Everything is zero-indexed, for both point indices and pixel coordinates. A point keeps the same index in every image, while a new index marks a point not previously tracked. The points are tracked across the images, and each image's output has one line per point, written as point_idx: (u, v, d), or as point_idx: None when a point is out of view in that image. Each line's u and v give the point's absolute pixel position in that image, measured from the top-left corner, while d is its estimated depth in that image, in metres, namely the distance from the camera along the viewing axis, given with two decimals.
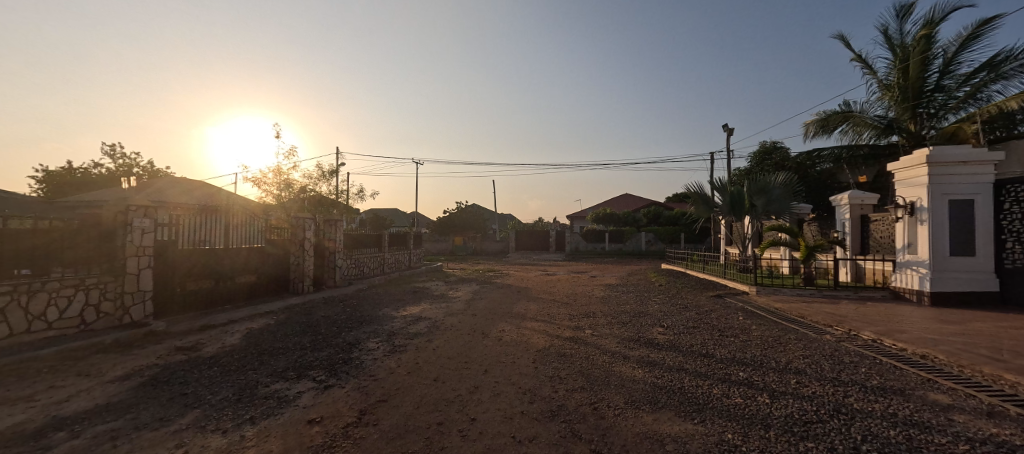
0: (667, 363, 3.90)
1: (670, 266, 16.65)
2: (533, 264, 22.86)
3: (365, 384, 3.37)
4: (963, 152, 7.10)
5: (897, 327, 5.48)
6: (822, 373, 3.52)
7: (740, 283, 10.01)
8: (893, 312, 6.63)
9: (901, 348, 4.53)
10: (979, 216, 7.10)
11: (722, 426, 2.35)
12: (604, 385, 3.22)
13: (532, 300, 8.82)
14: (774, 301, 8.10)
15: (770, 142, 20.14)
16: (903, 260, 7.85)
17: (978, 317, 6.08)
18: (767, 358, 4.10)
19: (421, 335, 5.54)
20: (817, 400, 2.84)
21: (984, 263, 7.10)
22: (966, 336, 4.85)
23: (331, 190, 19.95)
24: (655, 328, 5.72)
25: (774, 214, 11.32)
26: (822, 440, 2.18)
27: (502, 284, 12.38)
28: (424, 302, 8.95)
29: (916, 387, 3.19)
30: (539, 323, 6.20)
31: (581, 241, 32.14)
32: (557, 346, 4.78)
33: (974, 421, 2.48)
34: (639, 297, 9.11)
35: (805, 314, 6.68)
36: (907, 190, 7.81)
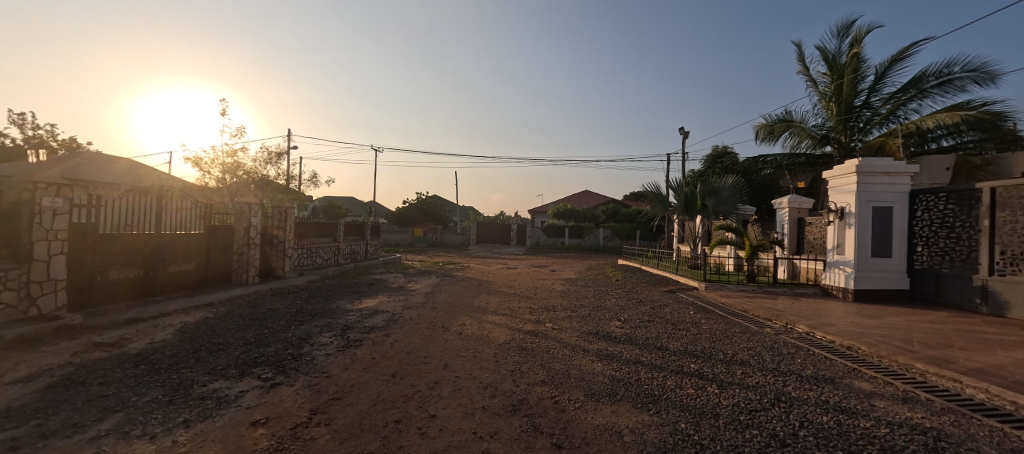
0: (625, 356, 4.08)
1: (627, 261, 17.37)
2: (494, 257, 22.84)
3: (316, 382, 3.22)
4: (887, 164, 8.03)
5: (826, 321, 6.11)
6: (765, 364, 3.85)
7: (691, 279, 10.64)
8: (823, 308, 7.38)
9: (830, 340, 5.06)
10: (897, 222, 8.07)
11: (675, 416, 2.51)
12: (564, 379, 3.31)
13: (493, 293, 8.88)
14: (720, 296, 8.73)
15: (721, 146, 21.40)
16: (833, 260, 8.76)
17: (890, 313, 6.93)
18: (716, 350, 4.40)
19: (380, 329, 5.37)
20: (759, 389, 3.11)
21: (899, 264, 8.10)
22: (882, 330, 5.51)
23: (280, 174, 18.64)
24: (612, 322, 5.95)
25: (723, 214, 12.11)
26: (764, 427, 2.39)
27: (461, 277, 12.35)
28: (381, 295, 8.69)
29: (845, 376, 3.59)
30: (501, 317, 6.23)
31: (542, 236, 32.66)
32: (519, 339, 4.84)
33: (893, 406, 2.84)
34: (597, 291, 9.46)
35: (747, 309, 7.25)
36: (838, 197, 8.67)
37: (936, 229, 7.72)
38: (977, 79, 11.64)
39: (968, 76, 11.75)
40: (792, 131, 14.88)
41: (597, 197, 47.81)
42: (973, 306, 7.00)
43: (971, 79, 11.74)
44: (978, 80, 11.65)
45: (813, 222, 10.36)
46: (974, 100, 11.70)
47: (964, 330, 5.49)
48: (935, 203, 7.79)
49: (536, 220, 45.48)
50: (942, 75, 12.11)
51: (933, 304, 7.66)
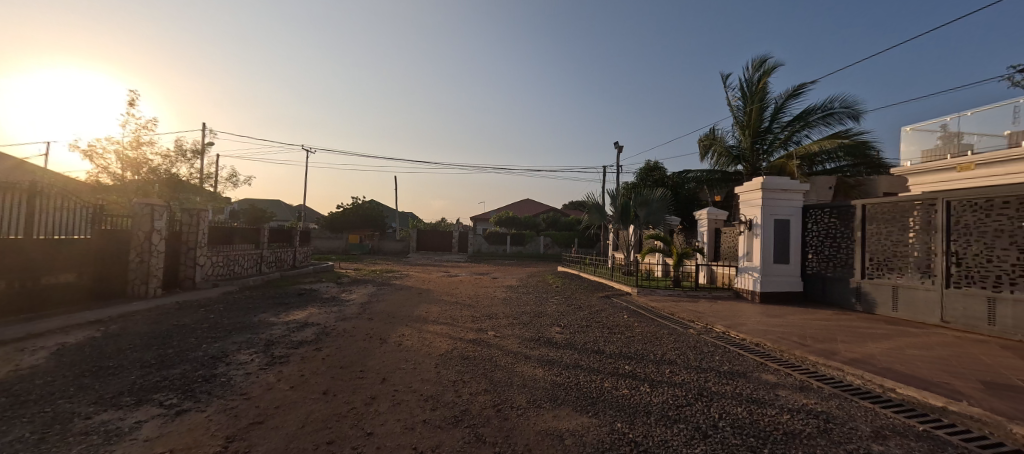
0: (566, 361, 4.20)
1: (565, 268, 17.98)
2: (435, 265, 22.29)
3: (234, 405, 2.86)
4: (785, 183, 9.29)
5: (738, 321, 6.84)
6: (689, 363, 4.21)
7: (624, 285, 11.31)
8: (735, 309, 8.26)
9: (742, 338, 5.69)
10: (793, 232, 9.35)
11: (612, 416, 2.62)
12: (507, 387, 3.30)
13: (434, 302, 8.62)
14: (650, 301, 9.36)
15: (652, 160, 23.08)
16: (743, 266, 9.87)
17: (789, 312, 7.97)
18: (647, 351, 4.71)
19: (310, 343, 4.93)
20: (685, 386, 3.38)
21: (795, 269, 9.38)
22: (783, 327, 6.31)
23: (192, 172, 16.44)
24: (553, 328, 6.09)
25: (653, 224, 13.11)
26: (689, 421, 2.60)
27: (400, 286, 11.84)
28: (312, 306, 8.01)
29: (754, 369, 4.05)
30: (442, 326, 6.06)
31: (484, 243, 32.60)
32: (461, 349, 4.74)
33: (793, 394, 3.26)
34: (538, 298, 9.64)
35: (673, 311, 7.88)
36: (747, 210, 9.83)
37: (823, 239, 9.06)
38: (850, 114, 14.04)
39: (844, 111, 14.12)
40: (713, 149, 16.78)
41: (538, 205, 49.00)
42: (850, 304, 8.30)
43: (846, 114, 14.14)
44: (851, 114, 14.04)
45: (727, 232, 11.62)
46: (849, 131, 14.09)
47: (843, 326, 6.47)
48: (821, 217, 9.14)
49: (478, 227, 45.36)
50: (826, 108, 14.40)
51: (820, 304, 8.97)
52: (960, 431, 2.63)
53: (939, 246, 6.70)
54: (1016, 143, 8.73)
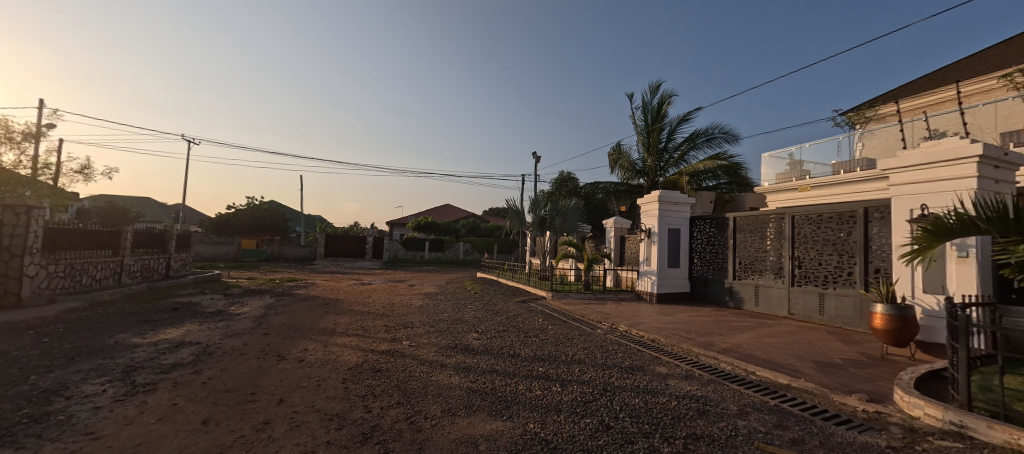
0: (481, 367, 4.19)
1: (484, 274, 18.04)
2: (345, 272, 20.67)
3: (71, 449, 2.27)
4: (677, 196, 10.60)
5: (638, 320, 7.57)
6: (596, 361, 4.51)
7: (540, 289, 11.74)
8: (637, 309, 9.13)
9: (641, 335, 6.29)
10: (682, 240, 10.68)
11: (525, 418, 2.67)
12: (421, 397, 3.17)
13: (342, 313, 7.96)
14: (564, 304, 9.84)
15: (567, 172, 24.48)
16: (643, 270, 10.96)
17: (678, 310, 9.07)
18: (559, 353, 4.93)
19: (186, 366, 4.16)
20: (592, 383, 3.61)
21: (683, 273, 10.71)
22: (673, 324, 7.14)
23: (19, 159, 12.89)
24: (470, 334, 6.05)
25: (567, 231, 13.86)
26: (595, 415, 2.77)
27: (303, 296, 10.70)
28: (189, 322, 6.80)
29: (650, 363, 4.51)
30: (352, 338, 5.61)
31: (401, 249, 31.24)
32: (372, 361, 4.43)
33: (681, 383, 3.69)
34: (456, 305, 9.51)
35: (584, 314, 8.41)
36: (647, 220, 10.97)
37: (705, 246, 10.50)
38: (726, 139, 16.62)
39: (722, 136, 16.66)
40: (619, 163, 18.55)
41: (459, 211, 48.57)
42: (724, 302, 9.75)
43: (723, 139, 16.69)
44: (727, 140, 16.62)
45: (630, 240, 12.83)
46: (724, 154, 16.67)
47: (719, 321, 7.55)
48: (703, 227, 10.59)
49: (395, 233, 43.35)
50: (709, 133, 16.84)
51: (702, 302, 10.37)
52: (801, 403, 3.25)
53: (787, 252, 8.24)
54: (836, 173, 11.20)
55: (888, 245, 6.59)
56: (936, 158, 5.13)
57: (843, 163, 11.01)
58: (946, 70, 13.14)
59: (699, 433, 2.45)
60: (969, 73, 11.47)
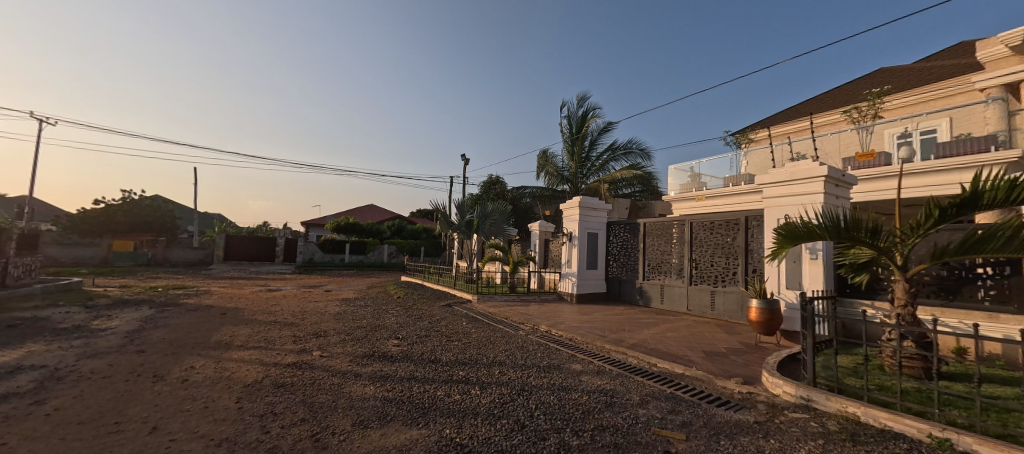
0: (399, 374, 4.03)
1: (410, 278, 17.40)
2: (250, 278, 18.47)
3: None
4: (595, 202, 11.34)
5: (559, 320, 7.91)
6: (516, 362, 4.61)
7: (466, 292, 11.66)
8: (558, 310, 9.55)
9: (560, 334, 6.58)
10: (600, 243, 11.44)
11: (441, 424, 2.63)
12: (330, 411, 2.95)
13: (240, 323, 7.09)
14: (490, 307, 9.89)
15: (495, 175, 24.62)
16: (565, 272, 11.50)
17: (596, 309, 9.69)
18: (480, 355, 4.94)
19: (19, 396, 3.35)
20: (510, 384, 3.69)
21: (601, 274, 11.46)
22: (589, 323, 7.59)
23: None
24: (389, 341, 5.79)
25: (494, 234, 13.97)
26: (512, 415, 2.85)
27: (193, 305, 9.32)
28: (28, 341, 5.50)
29: (567, 361, 4.75)
30: (251, 351, 5.02)
31: (318, 252, 28.87)
32: (275, 375, 4.01)
33: (593, 378, 3.94)
34: (377, 310, 9.05)
35: (508, 316, 8.55)
36: (569, 224, 11.55)
37: (619, 249, 11.35)
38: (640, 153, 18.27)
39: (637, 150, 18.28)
40: (546, 168, 19.39)
41: (386, 211, 46.32)
42: (634, 300, 10.62)
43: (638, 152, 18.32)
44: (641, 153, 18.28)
45: (554, 243, 13.38)
46: (638, 166, 18.30)
47: (630, 318, 8.20)
48: (617, 231, 11.45)
49: (313, 234, 39.94)
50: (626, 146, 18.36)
51: (617, 301, 11.20)
52: (692, 390, 3.69)
53: (687, 254, 9.24)
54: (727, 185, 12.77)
55: (763, 248, 7.75)
56: (796, 176, 6.13)
57: (732, 176, 12.65)
58: (806, 103, 15.95)
59: (606, 425, 2.68)
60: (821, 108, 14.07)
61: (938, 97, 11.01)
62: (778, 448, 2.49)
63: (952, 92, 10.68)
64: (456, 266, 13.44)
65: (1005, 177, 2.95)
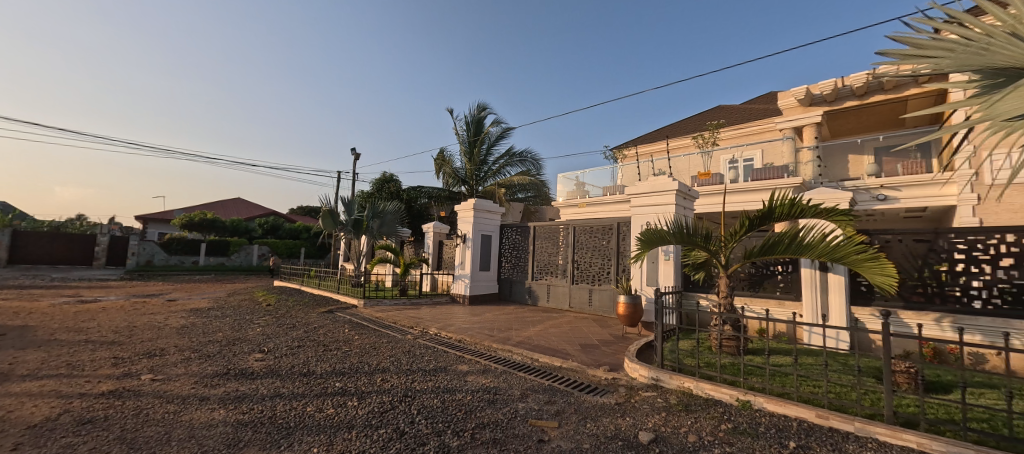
0: (261, 393, 3.53)
1: (285, 284, 15.32)
2: (51, 286, 14.12)
3: None
4: (489, 205, 11.68)
5: (449, 322, 7.88)
6: (401, 367, 4.44)
7: (351, 297, 10.83)
8: (450, 312, 9.52)
9: (449, 336, 6.56)
10: (492, 245, 11.80)
11: (307, 443, 2.40)
12: (160, 446, 2.44)
13: (20, 346, 5.35)
14: (377, 311, 9.33)
15: (389, 173, 23.23)
16: (458, 274, 11.55)
17: (486, 310, 9.94)
18: (361, 363, 4.63)
19: None
20: (392, 391, 3.54)
21: (493, 275, 11.82)
22: (479, 323, 7.73)
23: None
24: (251, 355, 5.03)
25: (385, 235, 13.20)
26: (391, 424, 2.76)
27: None
28: None
29: (454, 362, 4.75)
30: (40, 382, 3.83)
31: (161, 253, 23.64)
32: (79, 410, 3.15)
33: (478, 378, 4.03)
34: (236, 321, 7.78)
35: (396, 320, 8.20)
36: (462, 226, 11.66)
37: (510, 251, 11.85)
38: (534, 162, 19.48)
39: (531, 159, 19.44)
40: (443, 169, 19.40)
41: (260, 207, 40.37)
42: (523, 300, 11.19)
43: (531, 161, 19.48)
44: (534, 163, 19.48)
45: (449, 244, 13.30)
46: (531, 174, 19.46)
47: (518, 317, 8.60)
48: (509, 234, 11.96)
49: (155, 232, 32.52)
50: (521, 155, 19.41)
51: (507, 301, 11.65)
52: (567, 380, 4.06)
53: (569, 256, 10.11)
54: (604, 194, 14.47)
55: (629, 251, 8.93)
56: (657, 188, 7.18)
57: (609, 187, 14.34)
58: (666, 129, 19.00)
59: (486, 422, 2.79)
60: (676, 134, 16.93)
61: (755, 133, 14.10)
62: (630, 424, 2.89)
63: (762, 129, 13.83)
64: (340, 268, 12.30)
65: (785, 197, 4.10)
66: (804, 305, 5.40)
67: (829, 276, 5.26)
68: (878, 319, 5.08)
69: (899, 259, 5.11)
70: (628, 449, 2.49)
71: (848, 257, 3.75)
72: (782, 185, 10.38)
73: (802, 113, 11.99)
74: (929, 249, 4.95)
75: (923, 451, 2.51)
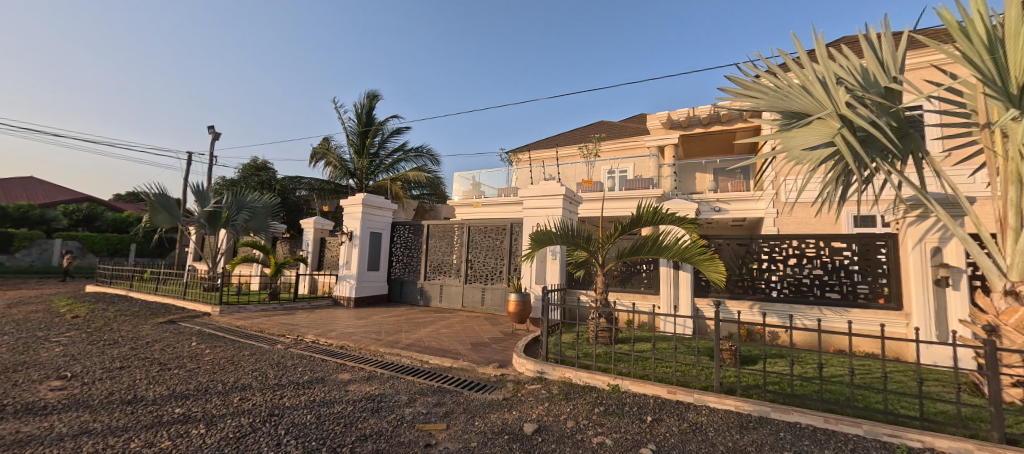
0: (57, 433, 2.71)
1: (104, 290, 12.02)
2: None
3: None
4: (380, 201, 11.06)
5: (329, 328, 7.18)
6: (266, 383, 3.88)
7: (204, 304, 9.08)
8: (331, 316, 8.72)
9: (328, 343, 5.97)
10: (382, 243, 11.20)
11: None
12: None
13: None
14: (238, 319, 8.00)
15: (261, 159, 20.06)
16: (342, 274, 10.64)
17: (373, 312, 9.35)
18: (213, 382, 3.90)
19: None
20: (254, 411, 3.08)
21: (382, 275, 11.22)
22: (363, 328, 7.22)
23: None
24: (41, 385, 3.81)
25: (252, 230, 11.37)
26: (250, 450, 2.40)
27: None
28: None
29: (333, 372, 4.35)
30: None
31: None
32: None
33: (360, 387, 3.77)
34: (17, 340, 5.82)
35: (263, 328, 7.14)
36: (349, 222, 10.80)
37: (403, 250, 11.40)
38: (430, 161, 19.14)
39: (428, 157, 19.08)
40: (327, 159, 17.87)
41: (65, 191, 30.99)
42: (415, 300, 10.85)
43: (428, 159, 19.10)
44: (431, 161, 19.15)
45: (333, 242, 12.15)
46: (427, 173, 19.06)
47: (408, 319, 8.29)
48: (402, 232, 11.51)
49: None
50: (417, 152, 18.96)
51: (398, 302, 11.14)
52: (456, 380, 4.07)
53: (464, 255, 10.17)
54: (499, 195, 14.97)
55: (520, 250, 9.39)
56: (547, 192, 7.69)
57: (504, 189, 14.92)
58: (556, 138, 20.57)
59: (368, 433, 2.62)
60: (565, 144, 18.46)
61: (629, 148, 16.20)
62: (516, 417, 3.03)
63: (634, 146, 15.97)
64: (191, 269, 9.89)
65: (649, 206, 4.81)
66: (662, 297, 6.46)
67: (679, 273, 6.37)
68: (711, 308, 6.27)
69: (728, 259, 6.39)
70: (513, 441, 2.60)
71: (693, 257, 4.55)
72: (648, 195, 12.14)
73: (664, 135, 14.19)
74: (747, 251, 6.29)
75: (738, 412, 3.19)
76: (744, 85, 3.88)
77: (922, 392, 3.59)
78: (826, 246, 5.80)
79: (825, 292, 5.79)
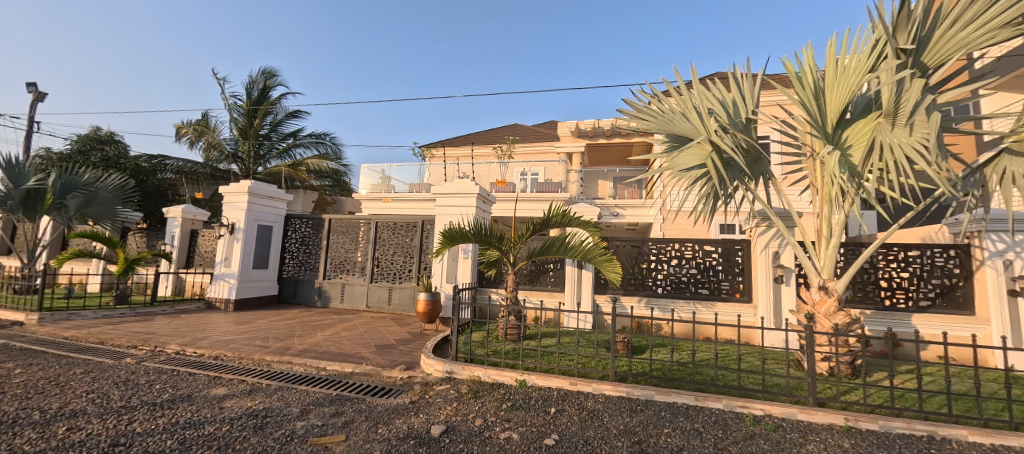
0: None
1: None
2: None
3: None
4: (271, 190, 9.85)
5: (200, 336, 6.15)
6: (108, 406, 3.15)
7: (14, 311, 7.05)
8: (204, 321, 7.50)
9: (198, 354, 5.10)
10: (272, 237, 9.97)
11: None
12: None
13: None
14: (67, 329, 6.38)
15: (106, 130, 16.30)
16: (219, 272, 9.20)
17: (259, 316, 8.28)
18: (24, 412, 3.03)
19: None
20: (89, 442, 2.48)
21: (272, 274, 10.01)
22: (244, 334, 6.32)
23: None
24: None
25: (92, 218, 9.16)
26: None
27: None
28: None
29: (204, 387, 3.72)
30: None
31: None
32: None
33: (240, 402, 3.30)
34: None
35: (105, 339, 5.81)
36: (230, 212, 9.39)
37: (298, 245, 10.32)
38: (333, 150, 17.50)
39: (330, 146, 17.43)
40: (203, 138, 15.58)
41: None
42: (312, 302, 9.91)
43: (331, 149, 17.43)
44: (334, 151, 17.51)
45: (208, 235, 10.45)
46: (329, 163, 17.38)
47: (302, 322, 7.51)
48: (298, 226, 10.40)
49: None
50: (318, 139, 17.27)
51: (291, 304, 10.05)
52: (358, 387, 3.80)
53: (370, 253, 9.59)
54: (411, 191, 14.45)
55: (431, 249, 9.17)
56: (460, 190, 7.65)
57: (415, 184, 14.46)
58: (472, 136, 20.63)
59: None
60: (480, 144, 18.60)
61: (540, 152, 16.98)
62: (423, 420, 2.96)
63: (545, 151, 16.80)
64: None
65: (560, 208, 5.11)
66: (567, 295, 6.92)
67: (582, 272, 6.87)
68: (608, 304, 6.87)
69: (624, 259, 7.11)
70: (419, 445, 2.53)
71: (595, 258, 4.95)
72: (556, 198, 12.84)
73: (572, 142, 15.17)
74: (639, 253, 7.07)
75: (628, 397, 3.56)
76: (637, 108, 4.41)
77: (763, 369, 4.44)
78: (699, 250, 6.79)
79: (698, 288, 6.75)
